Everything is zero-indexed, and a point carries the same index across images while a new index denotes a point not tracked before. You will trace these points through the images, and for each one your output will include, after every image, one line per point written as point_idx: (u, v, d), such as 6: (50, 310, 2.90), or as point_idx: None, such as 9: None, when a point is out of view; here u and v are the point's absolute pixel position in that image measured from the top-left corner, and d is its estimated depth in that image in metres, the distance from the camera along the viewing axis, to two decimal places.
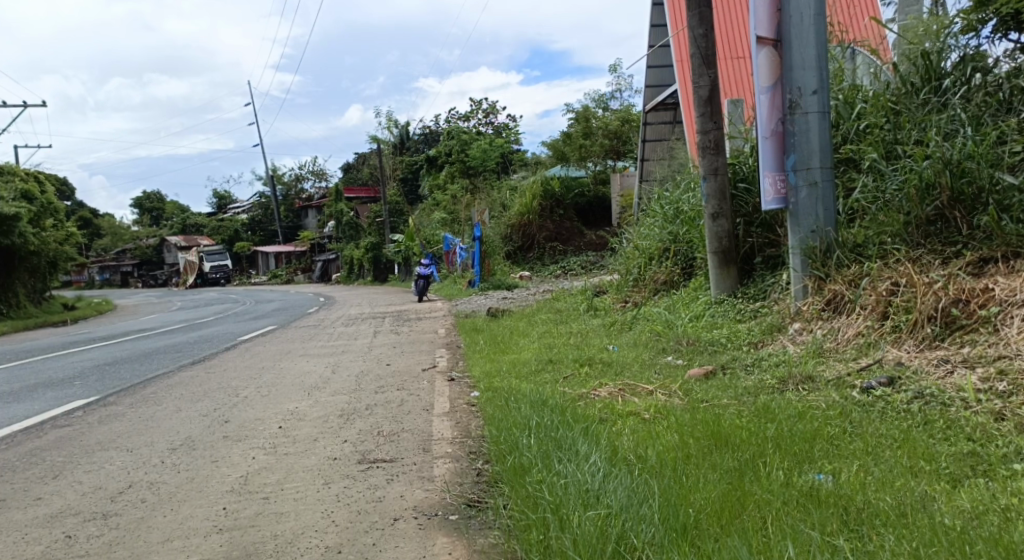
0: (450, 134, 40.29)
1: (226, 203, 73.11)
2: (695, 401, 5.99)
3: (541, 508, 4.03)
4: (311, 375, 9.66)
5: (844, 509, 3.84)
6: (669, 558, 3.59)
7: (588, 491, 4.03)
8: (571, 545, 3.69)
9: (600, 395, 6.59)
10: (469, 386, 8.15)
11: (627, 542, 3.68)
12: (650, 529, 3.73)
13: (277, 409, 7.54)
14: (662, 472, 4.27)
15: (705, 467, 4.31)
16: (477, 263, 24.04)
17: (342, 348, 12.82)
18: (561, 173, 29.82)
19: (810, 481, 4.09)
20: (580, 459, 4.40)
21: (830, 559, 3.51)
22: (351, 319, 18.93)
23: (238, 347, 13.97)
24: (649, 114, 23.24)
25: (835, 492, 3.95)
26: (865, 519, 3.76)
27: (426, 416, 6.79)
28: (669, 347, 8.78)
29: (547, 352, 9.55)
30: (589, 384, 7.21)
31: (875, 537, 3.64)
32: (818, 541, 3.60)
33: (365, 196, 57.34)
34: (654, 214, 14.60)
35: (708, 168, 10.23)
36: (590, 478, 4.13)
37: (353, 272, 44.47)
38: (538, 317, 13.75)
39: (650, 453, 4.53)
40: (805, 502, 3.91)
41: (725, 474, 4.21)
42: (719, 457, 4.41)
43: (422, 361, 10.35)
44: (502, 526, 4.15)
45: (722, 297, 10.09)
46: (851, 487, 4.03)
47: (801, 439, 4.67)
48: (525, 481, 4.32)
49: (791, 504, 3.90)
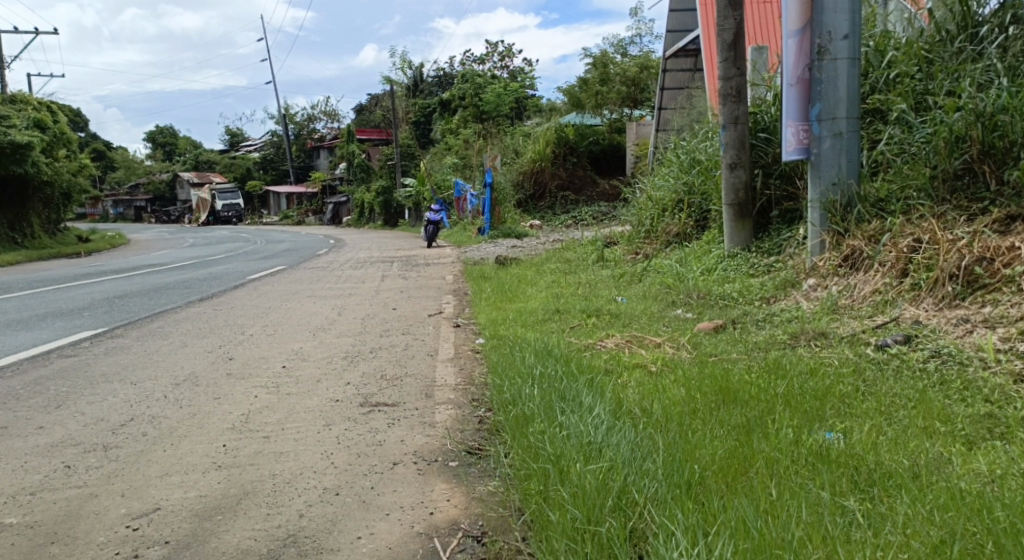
0: (464, 77, 39.88)
1: (238, 140, 72.85)
2: (703, 355, 5.89)
3: (542, 459, 3.94)
4: (318, 316, 9.60)
5: (855, 469, 3.75)
6: (673, 512, 3.50)
7: (590, 443, 3.95)
8: (569, 497, 3.59)
9: (607, 346, 6.52)
10: (475, 333, 8.09)
11: (627, 495, 3.58)
12: (654, 484, 3.63)
13: (281, 348, 7.49)
14: (667, 426, 4.17)
15: (712, 422, 4.22)
16: (488, 209, 23.92)
17: (349, 290, 12.78)
18: (576, 120, 29.52)
19: (819, 439, 3.99)
20: (583, 411, 4.31)
21: (840, 520, 3.42)
22: (360, 262, 18.86)
23: (246, 285, 13.94)
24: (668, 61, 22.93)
25: (846, 451, 3.85)
26: (877, 481, 3.67)
27: (431, 361, 6.74)
28: (679, 301, 8.67)
29: (555, 301, 9.48)
30: (596, 335, 7.13)
31: (887, 499, 3.55)
32: (828, 501, 3.51)
33: (378, 139, 57.04)
34: (668, 167, 14.44)
35: (728, 117, 10.21)
36: (593, 431, 4.05)
37: (364, 215, 44.37)
38: (547, 266, 13.67)
39: (654, 407, 4.45)
40: (814, 460, 3.81)
41: (732, 431, 4.11)
42: (725, 413, 4.32)
43: (430, 306, 10.28)
44: (502, 475, 4.07)
45: (735, 251, 10.17)
46: (863, 447, 3.93)
47: (811, 397, 4.57)
48: (527, 430, 4.23)
49: (799, 463, 3.81)
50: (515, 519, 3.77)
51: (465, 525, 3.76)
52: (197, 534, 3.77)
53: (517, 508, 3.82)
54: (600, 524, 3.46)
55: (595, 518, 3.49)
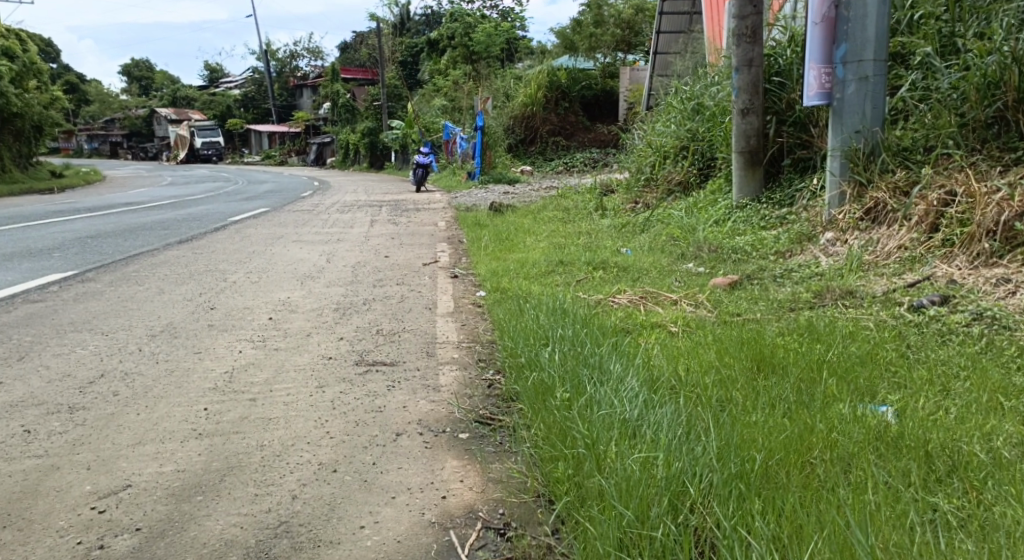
0: (453, 16, 38.89)
1: (218, 76, 71.52)
2: (724, 315, 5.44)
3: (572, 440, 3.51)
4: (305, 262, 9.11)
5: (929, 460, 3.36)
6: (733, 511, 3.11)
7: (628, 423, 3.53)
8: (613, 490, 3.19)
9: (619, 302, 6.12)
10: (474, 285, 7.64)
11: (679, 489, 3.19)
12: (709, 475, 3.23)
13: (266, 297, 7.03)
14: (710, 403, 3.76)
15: (758, 397, 3.81)
16: (477, 154, 23.30)
17: (337, 235, 12.30)
18: (569, 64, 28.79)
19: (883, 418, 3.60)
20: (613, 381, 3.89)
21: (923, 520, 3.05)
22: (346, 205, 18.28)
23: (228, 227, 13.38)
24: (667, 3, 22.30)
25: (917, 438, 3.46)
26: (956, 474, 3.29)
27: (429, 316, 6.29)
28: (689, 255, 8.24)
29: (555, 252, 9.06)
30: (606, 290, 6.69)
31: (972, 497, 3.18)
32: (909, 499, 3.14)
33: (364, 79, 55.93)
34: (670, 113, 13.92)
35: (742, 59, 9.88)
36: (628, 409, 3.62)
37: (348, 157, 43.64)
38: (544, 213, 13.25)
39: (689, 377, 4.04)
40: (881, 449, 3.43)
41: (781, 409, 3.71)
42: (770, 386, 3.91)
43: (423, 255, 9.80)
44: (525, 454, 3.67)
45: (745, 201, 9.87)
46: (933, 430, 3.54)
47: (859, 365, 4.15)
48: (550, 403, 3.81)
49: (864, 449, 3.42)
50: (544, 509, 3.38)
51: (483, 514, 3.38)
52: (174, 520, 3.33)
53: (547, 496, 3.44)
54: (654, 526, 3.06)
55: (647, 517, 3.10)
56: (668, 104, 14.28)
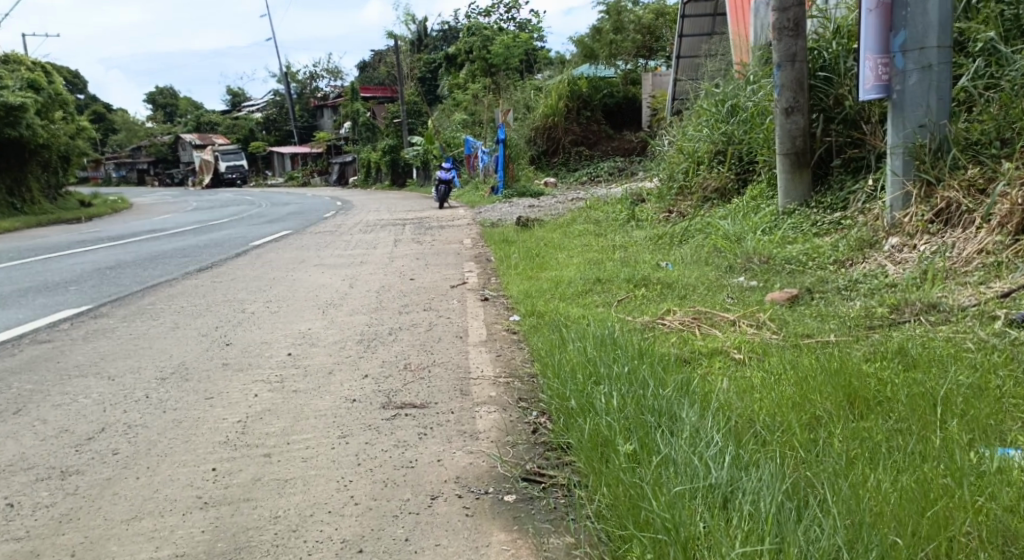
0: (470, 30, 38.51)
1: (240, 100, 71.73)
2: (795, 341, 4.90)
3: (648, 515, 3.02)
4: (328, 288, 8.62)
5: None
6: None
7: (718, 490, 3.06)
8: None
9: (670, 324, 5.59)
10: (509, 308, 7.13)
11: None
12: None
13: (285, 329, 6.51)
14: (810, 465, 3.26)
15: (868, 452, 3.31)
16: (500, 167, 22.79)
17: (361, 256, 11.82)
18: (590, 71, 28.30)
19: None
20: (689, 432, 3.38)
21: None
22: (370, 225, 17.83)
23: (250, 252, 12.93)
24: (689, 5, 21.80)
25: None
26: None
27: (462, 345, 5.78)
28: (739, 268, 7.69)
29: (592, 268, 8.51)
30: (655, 311, 6.17)
31: None
32: None
33: (383, 96, 55.74)
34: (701, 117, 13.38)
35: (784, 56, 9.46)
36: (714, 474, 3.12)
37: (371, 176, 43.38)
38: (575, 226, 12.73)
39: (776, 423, 3.54)
40: None
41: (894, 465, 3.22)
42: (877, 434, 3.42)
43: (451, 276, 9.29)
44: (589, 529, 3.17)
45: (793, 206, 9.45)
46: None
47: (978, 400, 3.64)
48: (615, 463, 3.31)
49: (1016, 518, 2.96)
50: None
51: None
52: None
53: None
54: None
55: None
56: (700, 109, 13.74)
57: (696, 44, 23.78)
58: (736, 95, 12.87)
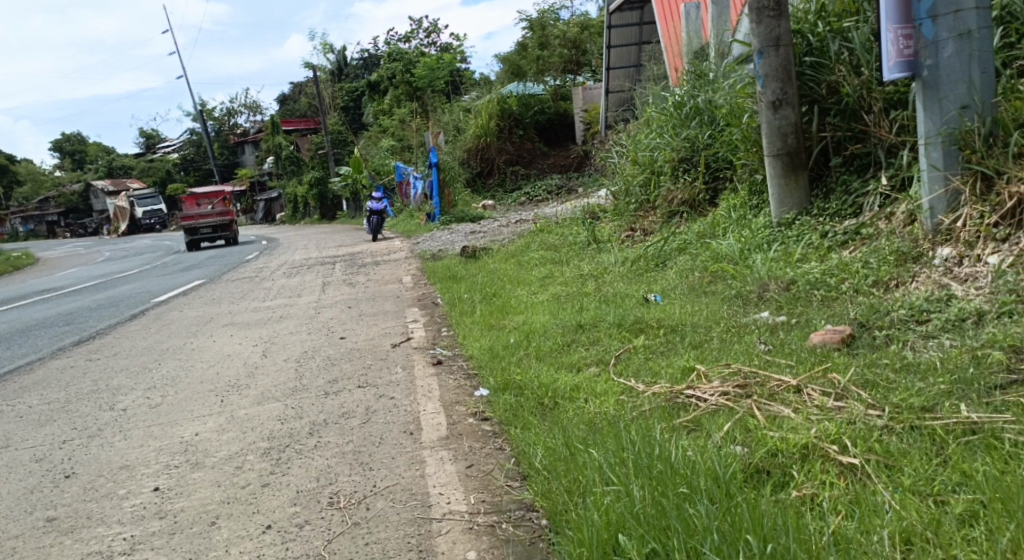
0: (390, 53, 36.81)
1: (154, 142, 69.16)
2: (902, 416, 3.43)
3: None
4: (234, 361, 6.81)
5: None
6: None
7: None
8: None
9: (711, 394, 3.90)
10: (469, 381, 5.39)
11: None
12: None
13: (164, 437, 4.65)
14: None
15: None
16: (435, 193, 21.05)
17: (280, 309, 10.02)
18: (518, 87, 26.76)
19: None
20: None
21: None
22: (293, 266, 15.94)
23: (148, 313, 10.99)
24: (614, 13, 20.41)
25: None
26: None
27: (404, 449, 4.08)
28: (756, 298, 6.05)
29: (564, 310, 6.86)
30: (658, 382, 4.39)
31: None
32: None
33: (305, 129, 53.58)
34: (660, 123, 11.85)
35: (766, 40, 7.74)
36: None
37: (297, 211, 41.52)
38: (528, 254, 11.12)
39: None
40: None
41: None
42: None
43: (390, 330, 7.55)
44: None
45: (790, 217, 7.73)
46: None
47: None
48: None
49: None
50: None
51: None
52: None
53: None
54: None
55: None
56: (655, 114, 12.21)
57: (627, 54, 22.15)
58: (696, 95, 11.43)
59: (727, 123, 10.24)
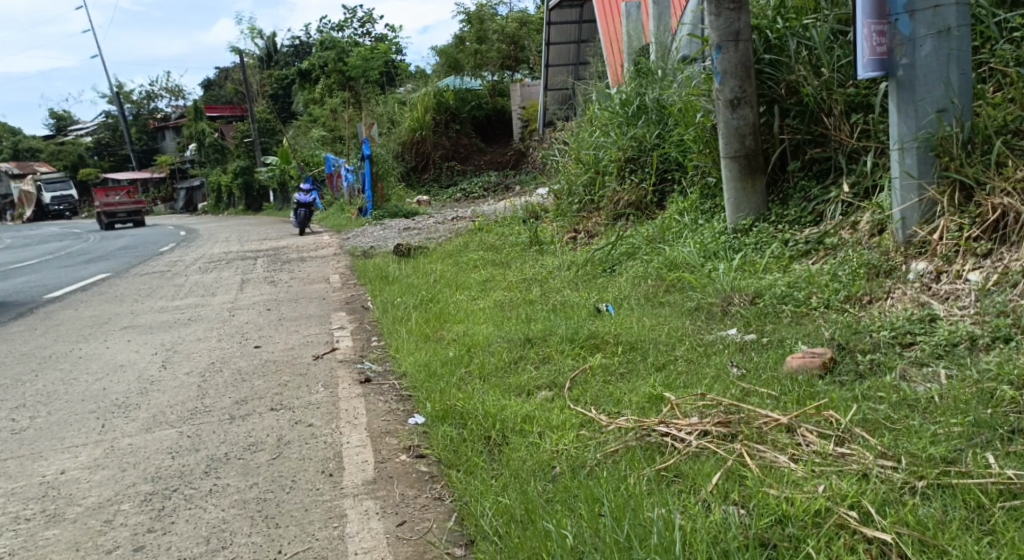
0: (323, 42, 35.77)
1: (74, 125, 66.75)
2: (924, 473, 3.00)
3: None
4: (126, 375, 6.15)
5: None
6: None
7: None
8: None
9: (691, 432, 3.43)
10: (394, 410, 4.73)
11: None
12: None
13: (24, 482, 4.21)
14: None
15: None
16: (367, 187, 20.28)
17: (194, 309, 9.27)
18: (456, 81, 26.11)
19: None
20: None
21: None
22: (213, 261, 15.09)
23: (48, 310, 10.14)
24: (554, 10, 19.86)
25: None
26: None
27: (318, 498, 3.70)
28: (723, 313, 5.37)
29: (506, 321, 6.28)
30: (622, 416, 3.79)
31: None
32: None
33: (230, 115, 52.18)
34: (605, 121, 11.35)
35: (725, 34, 7.17)
36: None
37: (224, 201, 40.27)
38: (463, 255, 10.52)
39: None
40: None
41: None
42: None
43: (312, 339, 6.89)
44: None
45: (744, 224, 7.19)
46: None
47: None
48: None
49: None
50: None
51: None
52: None
53: None
54: None
55: None
56: (600, 111, 11.69)
57: (567, 52, 21.63)
58: (642, 93, 10.96)
59: (677, 124, 9.76)
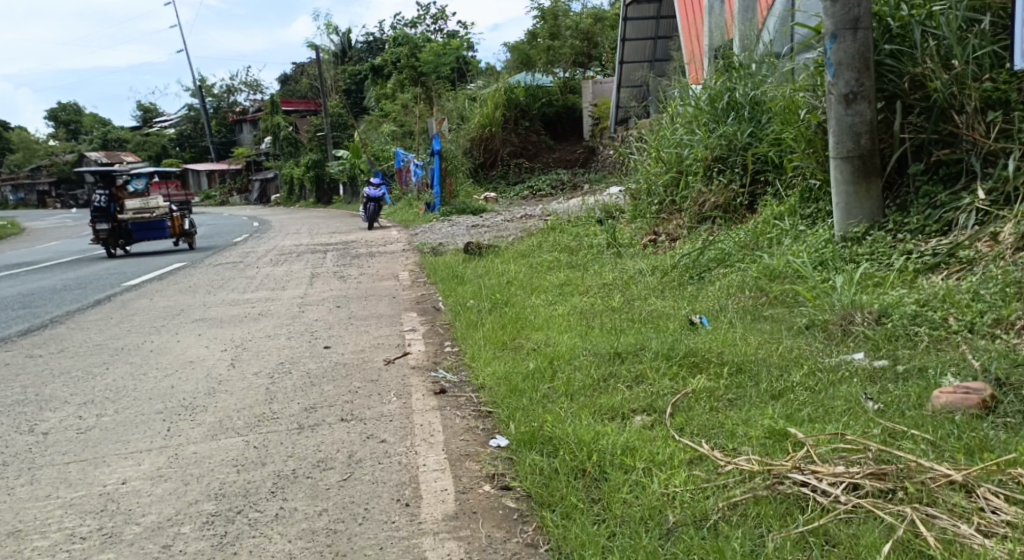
0: (396, 38, 35.58)
1: (152, 115, 67.89)
2: None
3: None
4: (195, 373, 5.70)
5: None
6: None
7: None
8: None
9: (846, 489, 3.06)
10: (467, 431, 4.17)
11: None
12: None
13: (77, 492, 3.70)
14: None
15: None
16: (436, 182, 19.84)
17: (261, 304, 8.89)
18: (526, 78, 25.57)
19: None
20: None
21: None
22: (283, 253, 14.77)
23: (114, 299, 9.83)
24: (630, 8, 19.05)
25: None
26: None
27: (394, 534, 3.22)
28: (844, 337, 4.76)
29: (593, 331, 5.75)
30: (749, 455, 3.30)
31: None
32: None
33: (304, 109, 52.41)
34: (692, 119, 10.74)
35: (842, 22, 6.63)
36: None
37: (295, 193, 40.45)
38: (539, 256, 9.99)
39: None
40: None
41: None
42: None
43: (383, 341, 6.41)
44: None
45: (856, 229, 6.67)
46: None
47: None
48: None
49: None
50: None
51: None
52: None
53: None
54: None
55: None
56: (684, 109, 11.07)
57: (642, 48, 20.76)
58: (733, 89, 10.33)
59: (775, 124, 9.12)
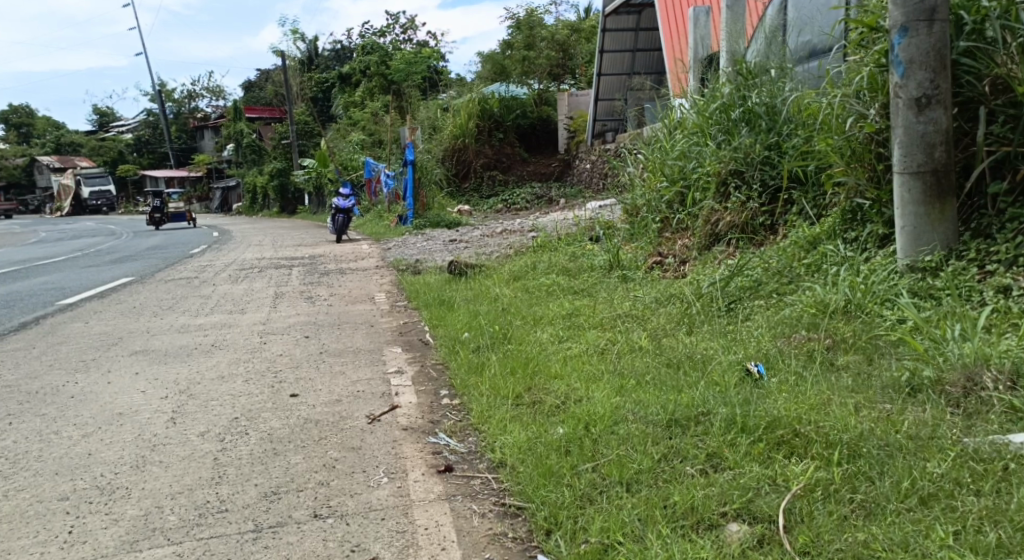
0: (365, 46, 34.38)
1: (109, 120, 65.94)
2: None
3: None
4: (123, 433, 4.50)
5: None
6: None
7: None
8: None
9: None
10: (490, 546, 3.19)
11: None
12: None
13: None
14: None
15: None
16: (409, 193, 18.60)
17: (213, 332, 7.64)
18: (501, 89, 24.45)
19: None
20: None
21: None
22: (242, 268, 13.47)
23: (43, 323, 8.52)
24: (608, 16, 18.10)
25: None
26: None
27: None
28: (978, 410, 3.68)
29: (630, 381, 4.61)
30: None
31: None
32: None
33: (269, 117, 50.72)
34: (696, 128, 9.62)
35: (915, 12, 5.43)
36: None
37: (258, 202, 39.18)
38: (535, 278, 8.87)
39: None
40: None
41: None
42: None
43: (362, 390, 5.18)
44: None
45: (923, 254, 5.50)
46: None
47: None
48: None
49: None
50: None
51: None
52: None
53: None
54: None
55: None
56: (689, 118, 9.90)
57: (620, 61, 19.73)
58: (741, 91, 9.20)
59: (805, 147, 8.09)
